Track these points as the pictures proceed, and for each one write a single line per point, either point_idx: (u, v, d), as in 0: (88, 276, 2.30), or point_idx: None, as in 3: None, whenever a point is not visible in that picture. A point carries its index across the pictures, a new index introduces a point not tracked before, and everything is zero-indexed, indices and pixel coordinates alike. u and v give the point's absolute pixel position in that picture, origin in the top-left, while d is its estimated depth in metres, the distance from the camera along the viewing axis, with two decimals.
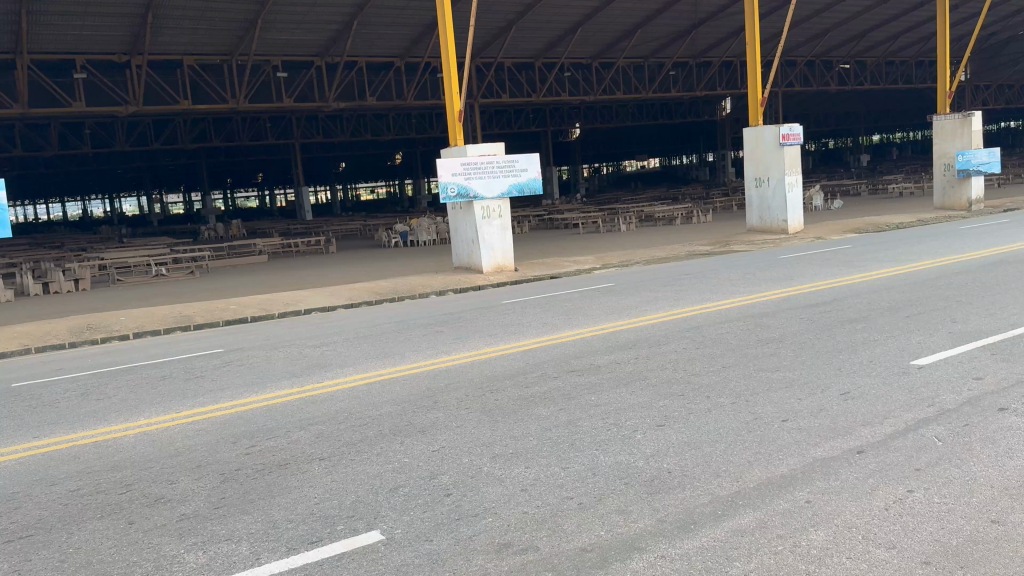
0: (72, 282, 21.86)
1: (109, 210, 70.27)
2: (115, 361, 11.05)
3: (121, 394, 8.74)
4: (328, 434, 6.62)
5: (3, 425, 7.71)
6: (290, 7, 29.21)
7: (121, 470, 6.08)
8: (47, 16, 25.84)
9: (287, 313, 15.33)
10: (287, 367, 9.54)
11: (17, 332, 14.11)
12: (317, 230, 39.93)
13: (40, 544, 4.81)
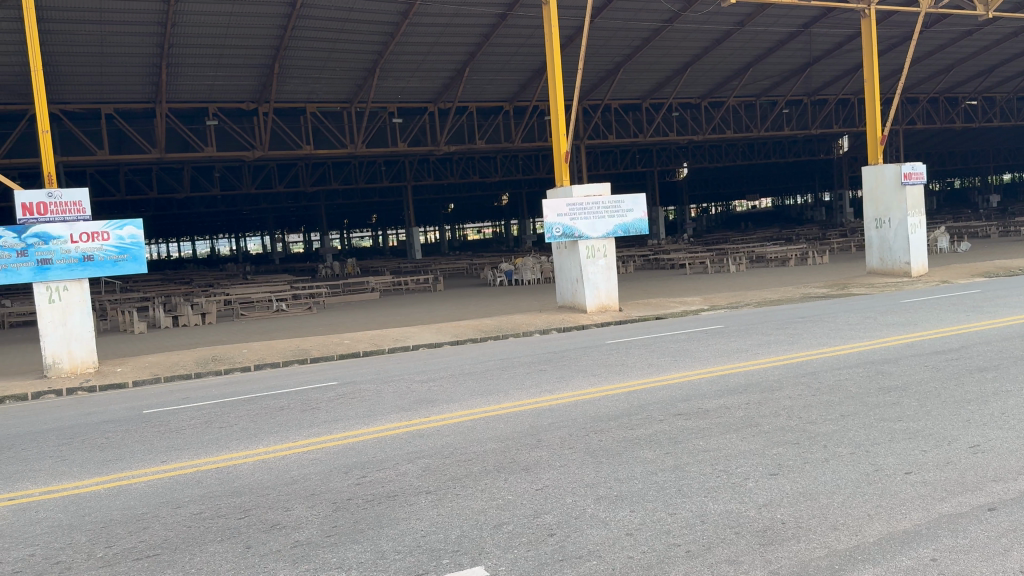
0: (200, 316, 23.15)
1: (234, 248, 74.39)
2: (237, 391, 11.64)
3: (241, 423, 9.17)
4: (434, 468, 6.73)
5: (135, 449, 8.22)
6: (405, 56, 30.42)
7: (240, 495, 6.37)
8: (185, 69, 27.88)
9: (397, 348, 15.74)
10: (397, 401, 9.76)
11: (150, 362, 15.06)
12: (426, 269, 40.94)
13: (166, 563, 5.08)
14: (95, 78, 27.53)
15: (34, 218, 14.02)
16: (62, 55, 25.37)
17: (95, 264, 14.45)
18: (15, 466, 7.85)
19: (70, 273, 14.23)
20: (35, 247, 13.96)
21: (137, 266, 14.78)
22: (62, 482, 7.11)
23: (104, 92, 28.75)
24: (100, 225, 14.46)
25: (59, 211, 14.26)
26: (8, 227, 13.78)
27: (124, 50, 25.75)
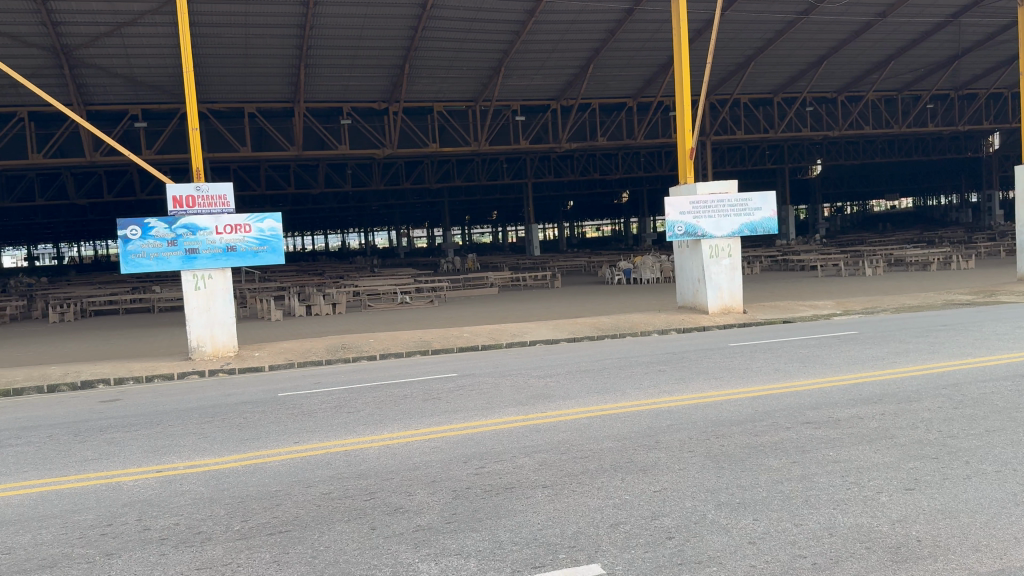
0: (330, 306, 24.15)
1: (363, 242, 77.20)
2: (363, 379, 12.09)
3: (366, 408, 9.52)
4: (551, 463, 6.76)
5: (270, 429, 8.70)
6: (530, 54, 30.64)
7: (365, 478, 6.61)
8: (321, 70, 29.16)
9: (514, 343, 15.89)
10: (514, 394, 9.88)
11: (285, 348, 15.88)
12: (545, 265, 41.13)
13: (297, 540, 5.33)
14: (240, 79, 29.24)
15: (183, 210, 15.04)
16: (210, 57, 27.03)
17: (237, 254, 15.33)
18: (163, 440, 8.46)
19: (214, 262, 15.18)
20: (184, 237, 14.96)
21: (274, 257, 15.53)
22: (203, 457, 7.60)
23: (248, 92, 30.48)
24: (242, 218, 15.28)
25: (206, 203, 15.28)
26: (160, 218, 14.83)
27: (266, 52, 27.19)
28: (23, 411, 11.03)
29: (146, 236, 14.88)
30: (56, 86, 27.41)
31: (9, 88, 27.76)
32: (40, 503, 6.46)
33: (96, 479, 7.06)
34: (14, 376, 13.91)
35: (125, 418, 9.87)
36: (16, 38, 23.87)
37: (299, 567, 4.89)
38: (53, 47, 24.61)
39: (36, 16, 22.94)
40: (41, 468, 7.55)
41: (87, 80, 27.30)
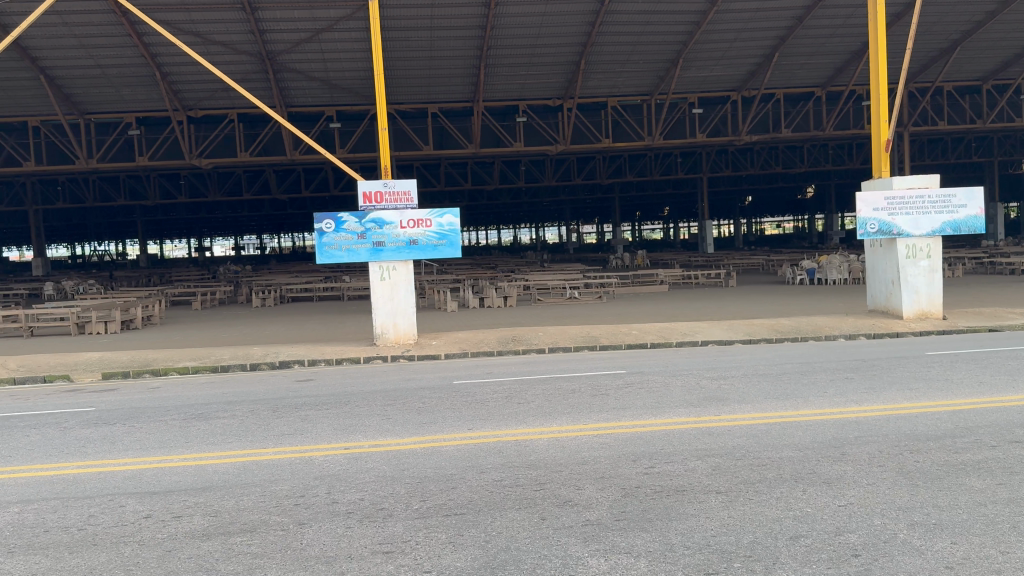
0: (503, 298, 24.74)
1: (534, 237, 78.50)
2: (532, 371, 12.30)
3: (537, 400, 9.67)
4: (725, 468, 6.55)
5: (446, 414, 9.05)
6: (710, 45, 29.77)
7: (536, 469, 6.71)
8: (500, 69, 29.86)
9: (685, 343, 15.54)
10: (687, 395, 9.66)
11: (460, 337, 16.45)
12: (719, 264, 39.90)
13: (470, 523, 5.50)
14: (424, 80, 30.55)
15: (372, 206, 15.94)
16: (398, 59, 28.41)
17: (419, 247, 16.02)
18: (350, 420, 9.03)
19: (398, 255, 15.97)
20: (372, 231, 15.86)
21: (452, 251, 16.06)
22: (385, 438, 8.02)
23: (431, 92, 31.80)
24: (424, 213, 15.93)
25: (393, 199, 16.03)
26: (351, 213, 15.81)
27: (449, 53, 28.24)
28: (230, 386, 12.17)
29: (339, 229, 15.90)
30: (262, 89, 29.90)
31: (223, 92, 30.62)
32: (241, 470, 7.11)
33: (290, 453, 7.65)
34: (221, 355, 15.34)
35: (316, 398, 10.63)
36: (229, 46, 26.26)
37: (472, 550, 5.05)
38: (261, 54, 26.88)
39: (246, 25, 25.11)
40: (245, 439, 8.30)
41: (289, 84, 29.58)
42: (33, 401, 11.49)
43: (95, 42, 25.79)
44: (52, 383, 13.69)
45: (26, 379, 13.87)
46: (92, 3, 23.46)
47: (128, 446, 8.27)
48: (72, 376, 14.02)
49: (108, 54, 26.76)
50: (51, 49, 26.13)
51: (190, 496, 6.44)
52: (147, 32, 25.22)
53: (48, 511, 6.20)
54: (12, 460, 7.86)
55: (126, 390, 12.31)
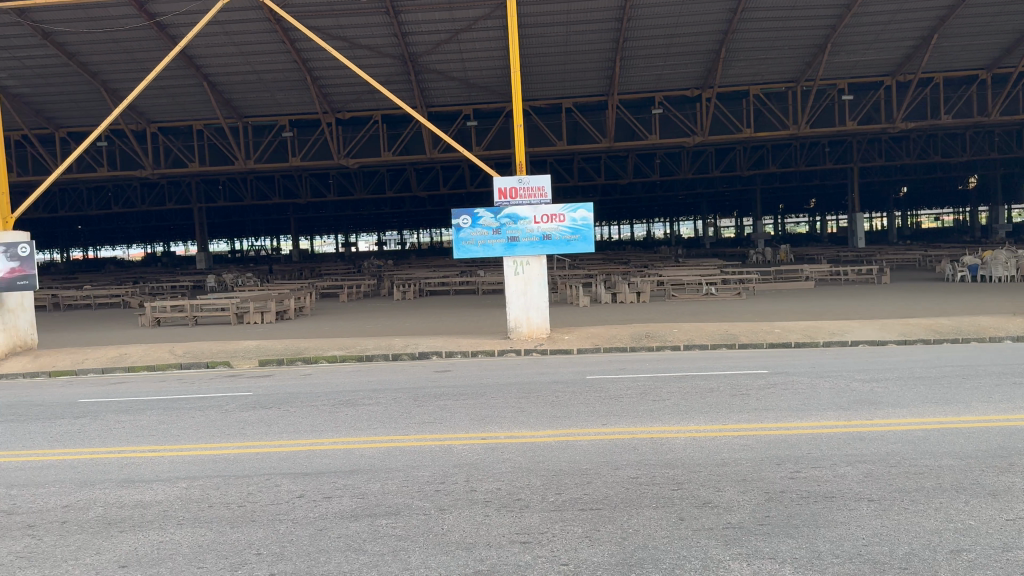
0: (635, 294, 24.47)
1: (669, 232, 77.14)
2: (668, 368, 12.11)
3: (674, 398, 9.52)
4: (878, 475, 6.21)
5: (581, 409, 9.07)
6: (861, 28, 28.19)
7: (673, 468, 6.60)
8: (636, 61, 29.53)
9: (832, 342, 14.84)
10: (834, 398, 9.22)
11: (593, 332, 16.43)
12: (869, 259, 37.71)
13: (607, 519, 5.49)
14: (559, 75, 30.66)
15: (507, 202, 16.17)
16: (533, 55, 28.64)
17: (552, 243, 16.12)
18: (487, 410, 9.23)
19: (532, 250, 16.11)
20: (507, 226, 16.08)
21: (586, 246, 16.03)
22: (520, 430, 8.14)
23: (567, 87, 31.88)
24: (558, 208, 15.98)
25: (526, 195, 16.20)
26: (487, 209, 16.10)
27: (585, 47, 28.18)
28: (372, 375, 12.73)
29: (475, 225, 16.23)
30: (404, 90, 30.94)
31: (367, 94, 31.94)
32: (385, 455, 7.41)
33: (432, 441, 7.90)
34: (364, 345, 16.03)
35: (453, 388, 10.95)
36: (373, 49, 27.33)
37: (608, 546, 5.04)
38: (403, 56, 27.82)
39: (389, 28, 26.04)
40: (388, 426, 8.65)
41: (429, 84, 30.46)
42: (198, 385, 12.46)
43: (252, 49, 27.52)
44: (214, 369, 14.78)
45: (191, 364, 15.06)
46: (250, 12, 25.03)
47: (283, 428, 8.82)
48: (232, 362, 15.09)
49: (263, 60, 28.49)
50: (213, 57, 28.10)
51: (338, 478, 6.79)
52: (298, 38, 26.64)
53: (211, 487, 6.70)
54: (181, 438, 8.56)
55: (280, 376, 13.13)
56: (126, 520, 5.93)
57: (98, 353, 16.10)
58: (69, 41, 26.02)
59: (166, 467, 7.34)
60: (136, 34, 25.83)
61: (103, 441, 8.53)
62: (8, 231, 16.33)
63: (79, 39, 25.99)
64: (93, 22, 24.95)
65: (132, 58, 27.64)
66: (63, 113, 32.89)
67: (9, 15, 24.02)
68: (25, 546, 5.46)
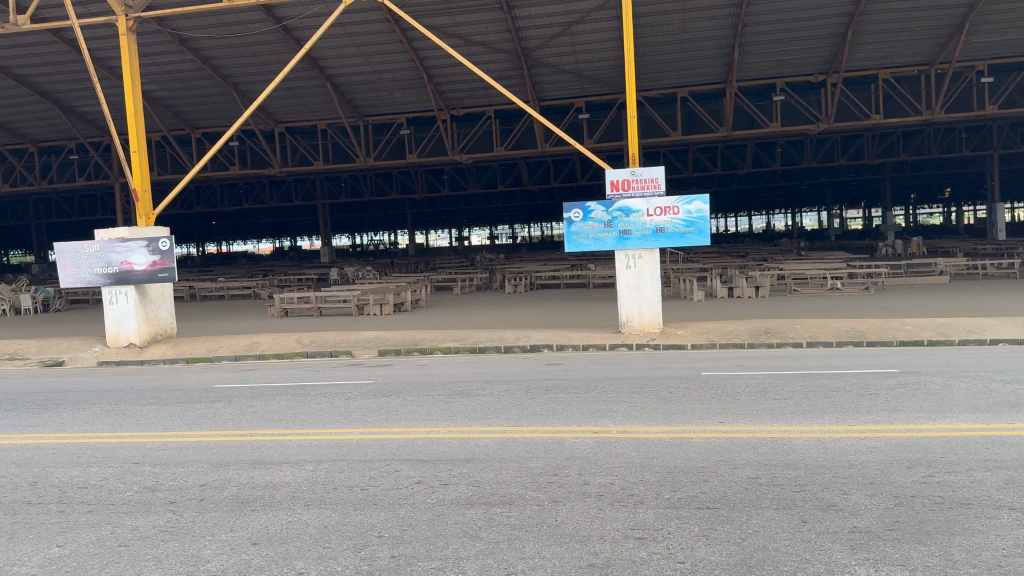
0: (754, 289, 23.73)
1: (790, 224, 74.37)
2: (789, 365, 11.69)
3: (795, 397, 9.20)
4: (1021, 482, 5.80)
5: (697, 406, 8.91)
6: (1004, 5, 26.26)
7: (795, 469, 6.39)
8: (755, 47, 28.64)
9: (969, 341, 13.95)
10: (973, 399, 8.67)
11: (709, 328, 16.07)
12: (1012, 252, 35.11)
13: (725, 519, 5.38)
14: (675, 64, 30.12)
15: (619, 194, 16.03)
16: (648, 45, 28.25)
17: (666, 235, 15.88)
18: (600, 404, 9.21)
19: (645, 243, 15.90)
20: (619, 219, 15.94)
21: (701, 239, 15.70)
22: (634, 425, 8.08)
23: (683, 76, 31.28)
24: (672, 200, 15.72)
25: (639, 186, 16.02)
26: (599, 202, 16.01)
27: (702, 35, 27.56)
28: (486, 367, 12.93)
29: (587, 218, 16.19)
30: (517, 85, 31.18)
31: (481, 89, 32.38)
32: (501, 446, 7.52)
33: (544, 433, 7.95)
34: (478, 337, 16.30)
35: (567, 381, 11.00)
36: (487, 45, 27.67)
37: (727, 546, 4.94)
38: (516, 51, 28.03)
39: (503, 23, 26.28)
40: (502, 417, 8.78)
41: (542, 77, 30.56)
42: (322, 373, 13.09)
43: (371, 50, 28.39)
44: (338, 358, 15.42)
45: (316, 353, 15.76)
46: (370, 14, 25.82)
47: (401, 416, 9.12)
48: (353, 352, 15.69)
49: (382, 60, 29.34)
50: (335, 58, 29.16)
51: (455, 466, 6.95)
52: (415, 37, 27.30)
53: (336, 470, 6.99)
54: (308, 422, 8.99)
55: (398, 366, 13.58)
56: (258, 500, 6.27)
57: (232, 341, 17.10)
58: (204, 46, 27.60)
59: (294, 451, 7.72)
60: (264, 38, 27.14)
61: (237, 424, 9.06)
62: (151, 226, 17.35)
63: (214, 44, 27.55)
64: (225, 28, 26.36)
65: (260, 61, 29.06)
66: (199, 114, 34.98)
67: (151, 24, 25.72)
68: (168, 521, 5.88)
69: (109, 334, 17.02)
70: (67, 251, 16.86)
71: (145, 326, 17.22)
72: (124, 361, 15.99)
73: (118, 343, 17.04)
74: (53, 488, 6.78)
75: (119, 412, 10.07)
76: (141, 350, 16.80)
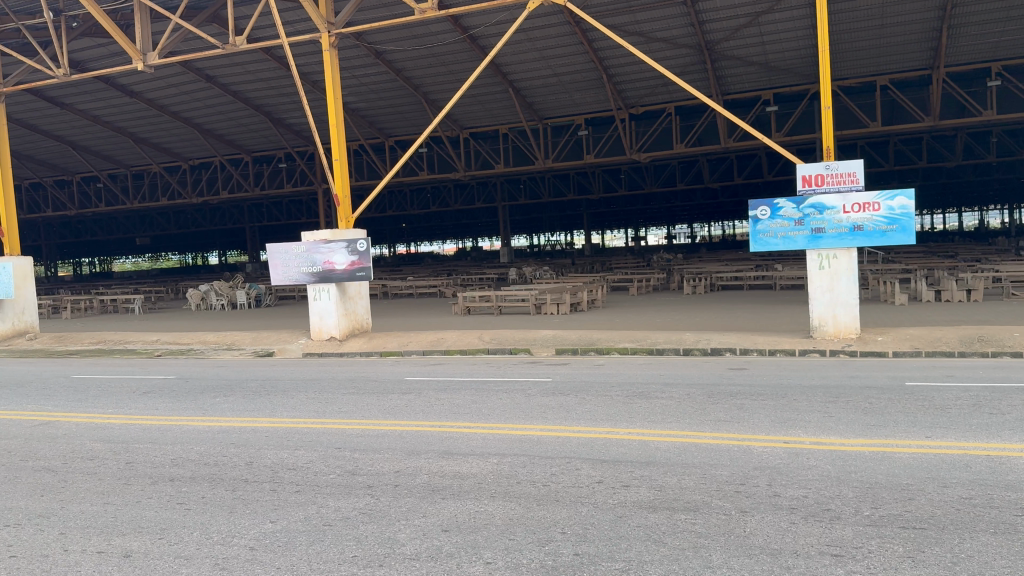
0: (964, 292, 21.65)
1: (1007, 220, 67.20)
2: (1007, 376, 10.56)
3: (1015, 412, 8.29)
4: None
5: (898, 418, 8.25)
6: None
7: (1015, 491, 5.77)
8: (967, 29, 26.19)
9: None
10: None
11: (911, 334, 14.88)
12: None
13: (933, 540, 4.95)
14: (873, 52, 28.19)
15: (812, 189, 15.15)
16: (843, 33, 26.62)
17: (864, 234, 14.86)
18: (790, 413, 8.76)
19: (840, 242, 14.99)
20: (811, 217, 15.13)
21: (905, 237, 14.59)
22: (830, 436, 7.62)
23: (882, 63, 29.20)
24: (872, 196, 14.70)
25: (835, 181, 15.06)
26: (789, 198, 15.31)
27: (904, 18, 25.57)
28: (671, 369, 12.71)
29: (775, 216, 15.56)
30: (700, 80, 30.43)
31: (662, 86, 31.87)
32: (684, 451, 7.35)
33: (729, 440, 7.70)
34: (656, 338, 16.06)
35: (752, 386, 10.58)
36: (670, 41, 27.18)
37: (936, 570, 4.53)
38: (700, 45, 27.34)
39: (686, 18, 25.72)
40: (684, 421, 8.58)
41: (726, 71, 29.60)
42: (504, 369, 13.50)
43: (553, 53, 28.75)
44: (517, 356, 15.77)
45: (497, 350, 16.19)
46: (552, 17, 26.16)
47: (580, 415, 9.15)
48: (532, 350, 15.97)
49: (562, 62, 29.64)
50: (517, 63, 29.80)
51: (637, 468, 6.87)
52: (596, 38, 27.34)
53: (519, 464, 7.14)
54: (494, 417, 9.26)
55: (575, 365, 13.67)
56: (446, 489, 6.53)
57: (421, 336, 17.96)
58: (397, 58, 29.14)
59: (480, 443, 7.96)
60: (451, 47, 28.22)
61: (427, 415, 9.51)
62: (350, 228, 18.59)
63: (405, 56, 29.04)
64: (416, 40, 27.69)
65: (447, 69, 30.26)
66: (391, 123, 37.01)
67: (350, 40, 27.54)
68: (367, 504, 6.26)
69: (314, 327, 18.44)
70: (278, 252, 18.41)
71: (345, 320, 18.50)
72: (325, 353, 17.25)
73: (321, 336, 18.41)
74: (267, 468, 7.42)
75: (323, 400, 10.85)
76: (341, 343, 18.08)
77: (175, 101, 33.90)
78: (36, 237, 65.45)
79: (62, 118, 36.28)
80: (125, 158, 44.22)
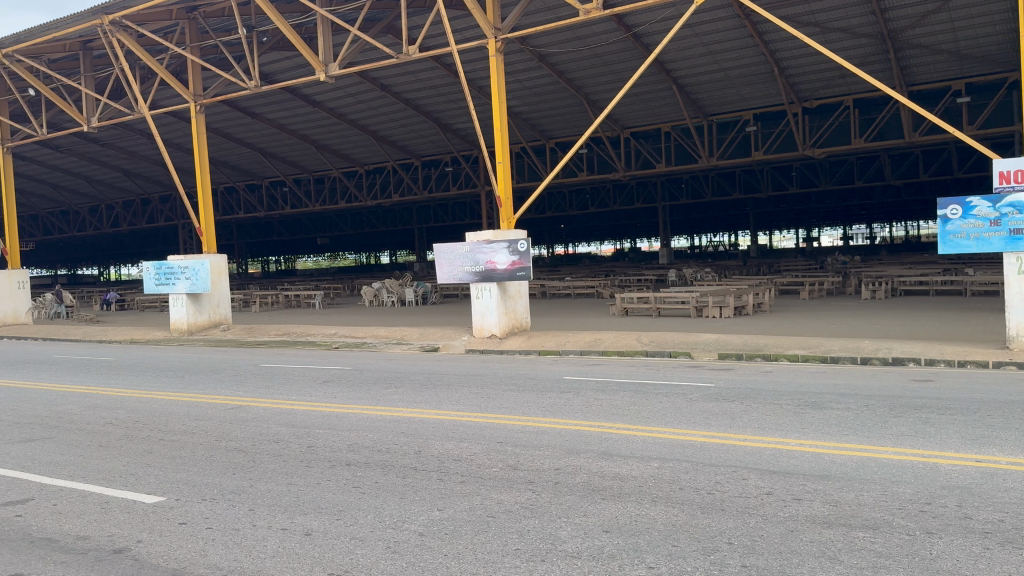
0: None
1: None
2: None
3: None
4: None
5: None
6: None
7: None
8: None
9: None
10: None
11: None
12: None
13: None
14: None
15: (1009, 186, 13.81)
16: None
17: None
18: (983, 430, 8.04)
19: None
20: (1009, 216, 13.83)
21: None
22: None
23: None
24: None
25: None
26: (982, 196, 14.05)
27: None
28: (845, 378, 12.04)
29: (967, 216, 14.35)
30: (880, 71, 28.56)
31: (838, 78, 30.17)
32: (862, 465, 6.93)
33: (914, 456, 7.17)
34: (830, 345, 15.25)
35: (936, 400, 9.81)
36: (848, 31, 25.69)
37: None
38: (881, 34, 25.67)
39: (866, 6, 24.25)
40: (861, 435, 8.08)
41: (911, 60, 27.58)
42: (663, 371, 13.29)
43: (720, 47, 27.96)
44: (676, 359, 15.50)
45: (656, 353, 15.97)
46: (720, 11, 25.45)
47: (747, 423, 8.82)
48: (693, 354, 15.62)
49: (729, 57, 28.76)
50: (682, 60, 29.22)
51: (809, 481, 6.55)
52: (767, 30, 26.32)
53: (682, 470, 7.01)
54: (656, 420, 9.13)
55: (740, 371, 13.22)
56: (608, 490, 6.53)
57: (579, 337, 18.00)
58: (560, 60, 29.42)
59: (641, 446, 7.90)
60: (614, 47, 28.12)
61: (588, 415, 9.53)
62: (512, 228, 18.93)
63: (568, 58, 29.26)
64: (579, 41, 27.80)
65: (610, 69, 30.18)
66: (553, 124, 37.38)
67: (515, 44, 28.11)
68: (528, 499, 6.36)
69: (476, 325, 18.97)
70: (445, 251, 19.08)
71: (506, 318, 18.87)
72: (487, 350, 17.71)
73: (483, 333, 18.90)
74: (434, 458, 7.72)
75: (486, 396, 11.14)
76: (501, 341, 18.45)
77: (352, 109, 35.99)
78: (228, 236, 71.57)
79: (253, 127, 39.48)
80: (307, 163, 47.46)
